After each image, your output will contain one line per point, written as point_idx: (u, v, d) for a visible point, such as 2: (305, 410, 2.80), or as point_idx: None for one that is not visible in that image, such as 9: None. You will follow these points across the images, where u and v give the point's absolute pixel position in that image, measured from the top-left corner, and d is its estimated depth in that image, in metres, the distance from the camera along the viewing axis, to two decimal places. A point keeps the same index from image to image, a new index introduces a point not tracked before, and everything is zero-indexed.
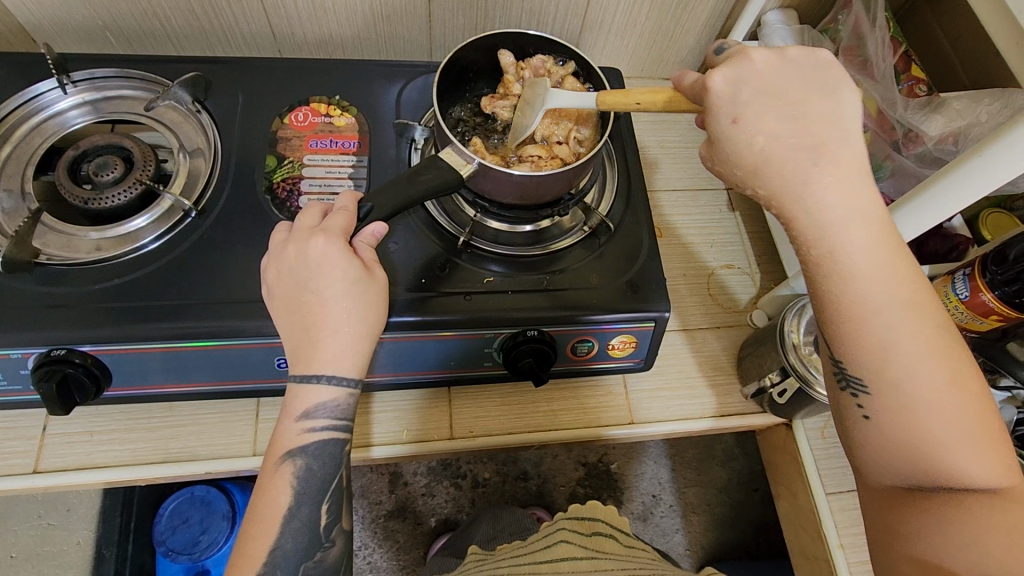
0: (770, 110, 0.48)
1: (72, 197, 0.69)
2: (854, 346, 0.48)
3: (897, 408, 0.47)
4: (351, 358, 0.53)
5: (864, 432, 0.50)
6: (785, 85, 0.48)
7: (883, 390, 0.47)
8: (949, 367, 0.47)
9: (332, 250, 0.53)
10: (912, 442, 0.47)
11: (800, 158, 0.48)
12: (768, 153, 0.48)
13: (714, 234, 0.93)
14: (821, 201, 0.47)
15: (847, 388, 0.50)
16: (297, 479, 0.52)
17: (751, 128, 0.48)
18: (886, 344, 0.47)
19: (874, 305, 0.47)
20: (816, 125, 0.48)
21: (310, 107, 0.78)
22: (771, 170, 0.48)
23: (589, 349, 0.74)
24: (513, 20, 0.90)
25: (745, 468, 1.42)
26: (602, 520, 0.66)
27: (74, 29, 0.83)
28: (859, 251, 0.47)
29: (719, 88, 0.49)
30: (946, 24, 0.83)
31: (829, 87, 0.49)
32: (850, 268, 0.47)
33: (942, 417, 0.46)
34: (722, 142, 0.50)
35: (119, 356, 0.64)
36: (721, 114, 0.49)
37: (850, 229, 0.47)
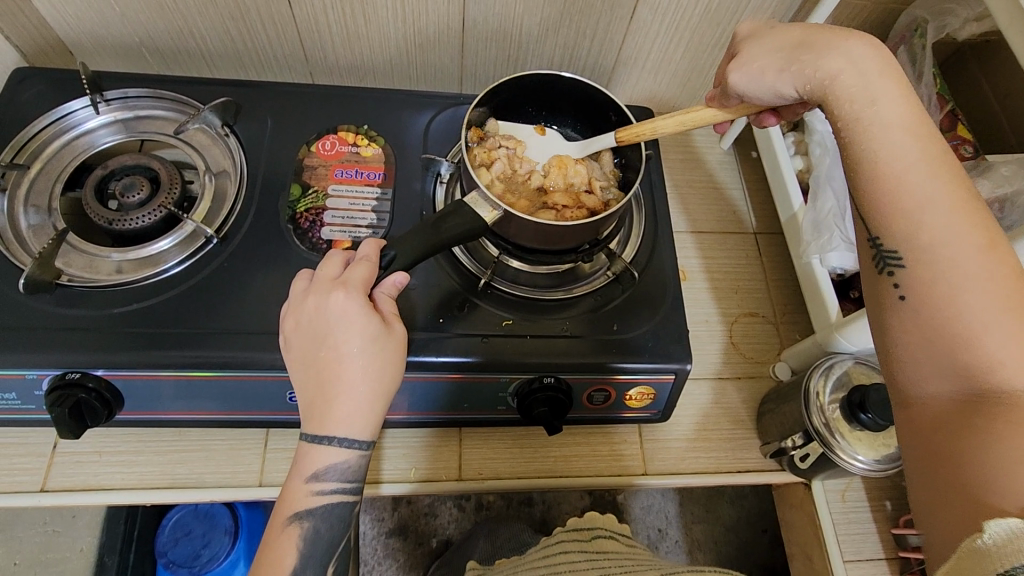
0: (803, 12, 0.57)
1: (97, 217, 0.69)
2: (889, 210, 0.49)
3: (930, 278, 0.46)
4: (365, 419, 0.52)
5: (900, 317, 0.48)
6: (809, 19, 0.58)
7: (915, 258, 0.47)
8: (984, 232, 0.46)
9: (352, 306, 0.52)
10: (945, 316, 0.45)
11: (834, 33, 0.55)
12: (808, 33, 0.56)
13: (739, 280, 0.91)
14: (862, 64, 0.52)
15: (882, 269, 0.49)
16: (303, 542, 0.51)
17: (768, 47, 0.57)
18: (916, 201, 0.47)
19: (902, 168, 0.48)
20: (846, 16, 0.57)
21: (338, 136, 0.78)
22: (816, 47, 0.55)
23: (606, 398, 0.72)
24: (546, 53, 0.89)
25: (755, 508, 1.38)
26: (601, 528, 0.65)
27: (110, 45, 0.83)
28: (892, 108, 0.50)
29: (747, 28, 0.61)
30: (994, 81, 0.80)
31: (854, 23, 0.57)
32: (883, 121, 0.50)
33: (976, 288, 0.44)
34: (765, 36, 0.58)
35: (133, 382, 0.64)
36: (746, 40, 0.60)
37: (885, 84, 0.51)
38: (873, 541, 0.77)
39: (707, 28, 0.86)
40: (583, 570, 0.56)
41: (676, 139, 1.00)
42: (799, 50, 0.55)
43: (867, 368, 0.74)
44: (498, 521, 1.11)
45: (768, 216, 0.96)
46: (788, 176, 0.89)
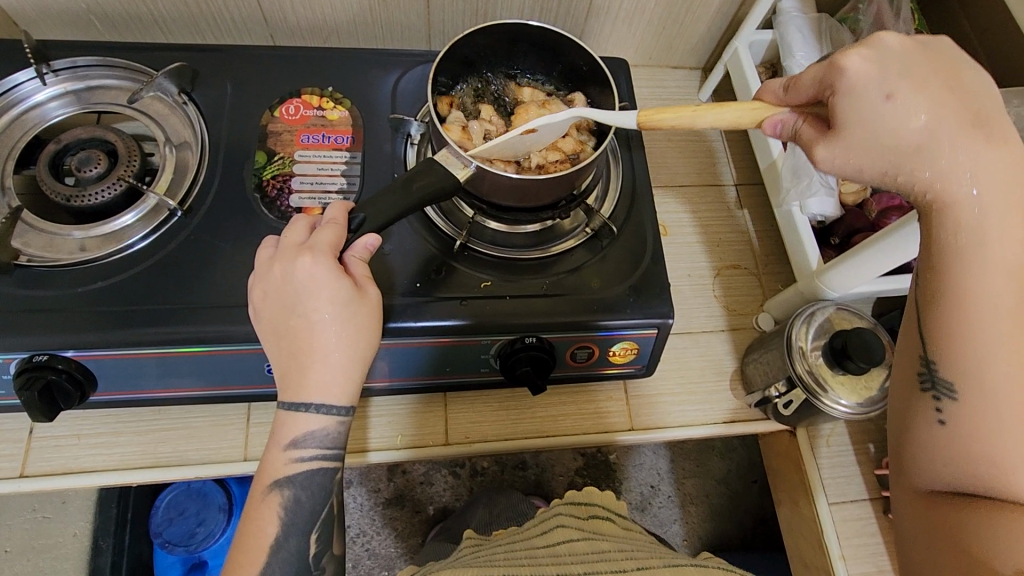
0: (922, 94, 0.46)
1: (54, 193, 0.66)
2: (959, 350, 0.46)
3: (980, 413, 0.46)
4: (341, 384, 0.51)
5: (930, 433, 0.48)
6: (921, 91, 0.46)
7: (971, 394, 0.46)
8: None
9: (319, 270, 0.51)
10: (980, 443, 0.46)
11: (959, 133, 0.46)
12: (930, 131, 0.46)
13: (721, 233, 0.90)
14: (981, 178, 0.46)
15: (930, 391, 0.48)
16: (285, 510, 0.50)
17: (867, 135, 0.47)
18: (990, 350, 0.45)
19: (985, 300, 0.45)
20: (971, 100, 0.47)
21: (302, 99, 0.74)
22: (932, 150, 0.46)
23: (589, 355, 0.71)
24: (516, 6, 0.86)
25: (744, 460, 1.41)
26: (598, 505, 0.66)
27: (55, 13, 0.79)
28: (1000, 245, 0.45)
29: (857, 69, 0.47)
30: (972, 16, 0.79)
31: (968, 99, 0.47)
32: (988, 262, 0.45)
33: (1021, 431, 0.44)
34: (873, 119, 0.47)
35: (104, 361, 0.62)
36: (844, 106, 0.47)
37: (1005, 214, 0.46)
38: (857, 482, 0.78)
39: None
40: (584, 549, 0.57)
41: (654, 92, 0.98)
42: (910, 155, 0.47)
43: (849, 314, 0.74)
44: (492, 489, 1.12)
45: (748, 168, 0.95)
46: None
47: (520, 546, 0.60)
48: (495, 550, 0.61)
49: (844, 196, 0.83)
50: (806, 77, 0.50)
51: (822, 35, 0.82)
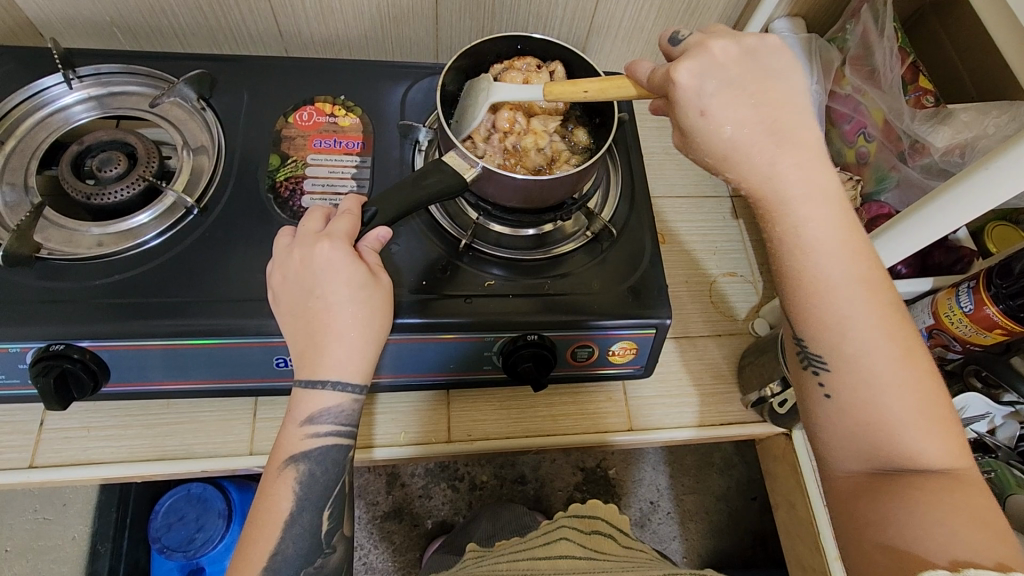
0: (731, 103, 0.51)
1: (75, 192, 0.69)
2: (817, 325, 0.51)
3: (853, 380, 0.51)
4: (357, 363, 0.53)
5: (823, 408, 0.53)
6: (736, 83, 0.51)
7: (841, 366, 0.51)
8: (901, 346, 0.50)
9: (337, 255, 0.53)
10: (861, 410, 0.51)
11: (763, 144, 0.51)
12: (734, 142, 0.51)
13: (718, 241, 0.93)
14: (784, 176, 0.51)
15: (809, 367, 0.54)
16: (299, 484, 0.53)
17: (718, 119, 0.51)
18: (845, 321, 0.50)
19: (832, 284, 0.50)
20: (776, 112, 0.51)
21: (315, 107, 0.78)
22: (738, 159, 0.51)
23: (589, 355, 0.73)
24: (520, 22, 0.90)
25: (744, 476, 1.41)
26: (602, 518, 0.67)
27: (81, 24, 0.83)
28: (821, 230, 0.51)
29: (685, 81, 0.51)
30: (955, 35, 0.83)
31: (780, 84, 0.52)
32: (816, 248, 0.51)
33: (888, 391, 0.50)
34: (692, 133, 0.53)
35: (118, 352, 0.64)
36: (688, 106, 0.52)
37: (810, 206, 0.51)
38: None
39: None
40: (584, 567, 0.58)
41: None
42: (728, 155, 0.52)
43: None
44: (498, 503, 1.11)
45: None
46: None
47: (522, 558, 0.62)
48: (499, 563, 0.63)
49: None
50: (657, 75, 0.54)
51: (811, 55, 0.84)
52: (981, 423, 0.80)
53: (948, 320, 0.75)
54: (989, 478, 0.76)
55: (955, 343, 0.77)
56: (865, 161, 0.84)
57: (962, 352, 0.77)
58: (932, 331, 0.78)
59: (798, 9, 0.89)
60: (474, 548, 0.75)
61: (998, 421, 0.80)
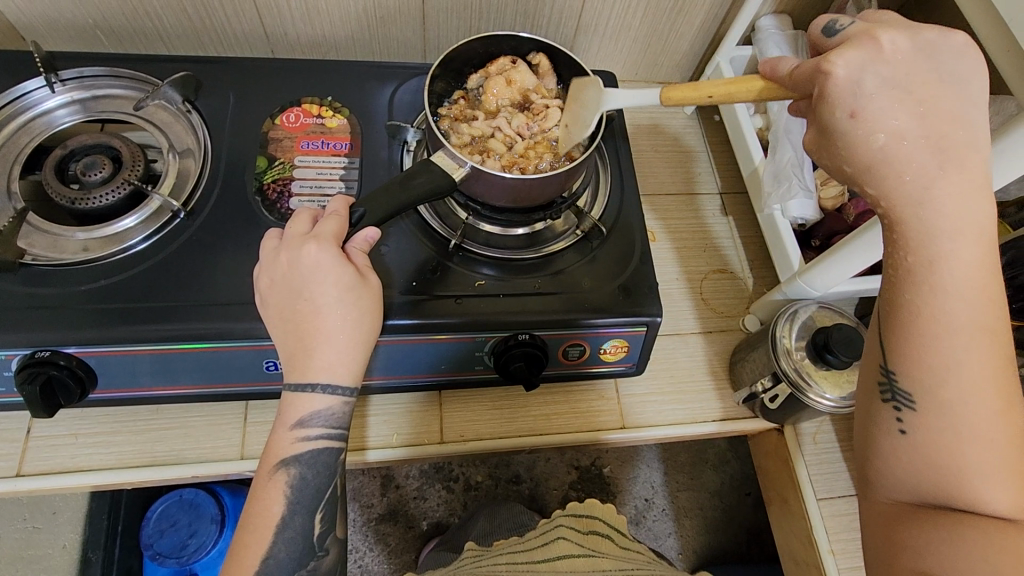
0: (892, 107, 0.46)
1: (58, 196, 0.68)
2: (915, 359, 0.47)
3: (940, 423, 0.47)
4: (347, 366, 0.53)
5: (893, 443, 0.49)
6: (908, 85, 0.46)
7: (930, 406, 0.47)
8: (1002, 400, 0.46)
9: (324, 256, 0.53)
10: (937, 453, 0.47)
11: (924, 157, 0.46)
12: (887, 151, 0.46)
13: (708, 238, 0.93)
14: (933, 198, 0.46)
15: (892, 400, 0.49)
16: (290, 488, 0.52)
17: (872, 124, 0.46)
18: (948, 363, 0.46)
19: (951, 323, 0.46)
20: (942, 125, 0.46)
21: (302, 108, 0.77)
22: (887, 170, 0.47)
23: (581, 353, 0.73)
24: (508, 22, 0.90)
25: (738, 472, 1.41)
26: (600, 517, 0.67)
27: (64, 28, 0.82)
28: (955, 264, 0.46)
29: (840, 78, 0.47)
30: (938, 31, 0.83)
31: (951, 89, 0.47)
32: (943, 281, 0.46)
33: (974, 441, 0.46)
34: (836, 134, 0.48)
35: (104, 358, 0.63)
36: (839, 107, 0.47)
37: (955, 237, 0.46)
38: (843, 479, 0.80)
39: None
40: (583, 569, 0.58)
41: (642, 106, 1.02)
42: (875, 164, 0.47)
43: (831, 312, 0.77)
44: (494, 503, 1.11)
45: (733, 177, 0.98)
46: (749, 137, 0.91)
47: (520, 559, 0.62)
48: (497, 561, 0.64)
49: (823, 200, 0.87)
50: (800, 72, 0.50)
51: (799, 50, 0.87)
52: None
53: None
54: None
55: None
56: None
57: None
58: None
59: (783, 6, 0.90)
60: (472, 547, 0.75)
61: None
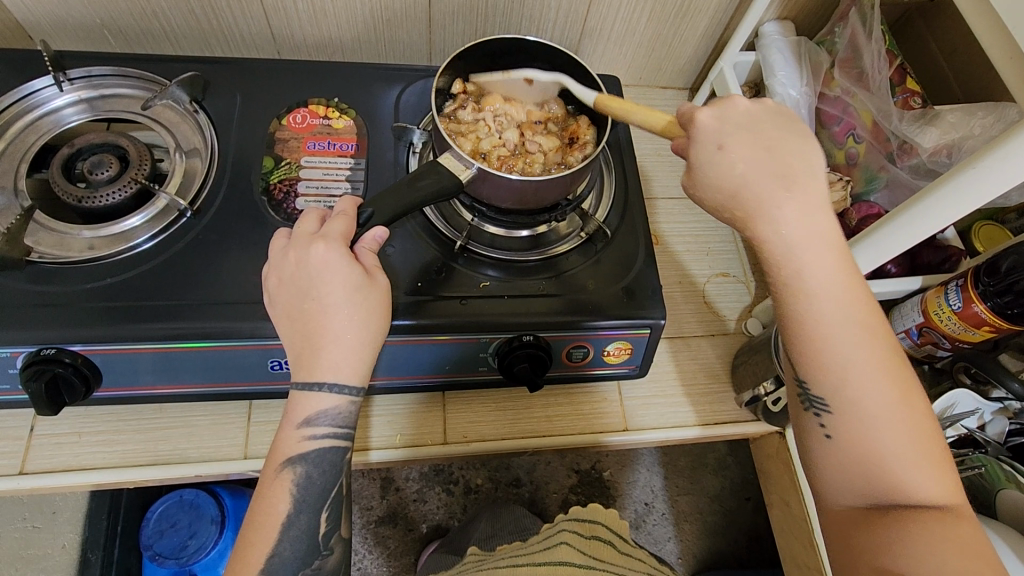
0: (746, 143, 0.51)
1: (65, 194, 0.68)
2: (816, 366, 0.49)
3: (856, 423, 0.48)
4: (354, 366, 0.53)
5: (822, 448, 0.50)
6: (753, 129, 0.51)
7: (843, 408, 0.49)
8: (901, 391, 0.48)
9: (332, 256, 0.53)
10: (861, 452, 0.48)
11: (771, 185, 0.50)
12: (745, 178, 0.50)
13: (711, 242, 0.93)
14: (794, 223, 0.49)
15: (810, 408, 0.51)
16: (296, 486, 0.53)
17: (733, 155, 0.50)
18: (845, 366, 0.48)
19: (835, 326, 0.48)
20: (786, 158, 0.50)
21: (309, 109, 0.78)
22: (749, 198, 0.50)
23: (584, 356, 0.74)
24: (513, 25, 0.90)
25: (737, 477, 1.41)
26: (602, 523, 0.67)
27: (72, 27, 0.82)
28: (822, 277, 0.49)
29: (705, 120, 0.52)
30: (940, 39, 0.84)
31: (792, 131, 0.52)
32: (816, 290, 0.49)
33: (888, 434, 0.48)
34: (704, 168, 0.52)
35: (110, 356, 0.63)
36: (707, 141, 0.51)
37: (814, 252, 0.49)
38: None
39: None
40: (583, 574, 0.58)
41: (645, 110, 1.03)
42: (735, 195, 0.50)
43: None
44: (495, 506, 1.11)
45: None
46: None
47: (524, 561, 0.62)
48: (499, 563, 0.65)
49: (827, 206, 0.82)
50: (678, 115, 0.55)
51: (800, 57, 0.87)
52: (971, 419, 0.80)
53: (937, 318, 0.75)
54: (979, 473, 0.76)
55: (943, 341, 0.77)
56: (855, 161, 0.84)
57: (951, 349, 0.77)
58: (921, 329, 0.78)
59: (786, 13, 0.90)
60: (473, 552, 0.75)
61: (988, 417, 0.80)
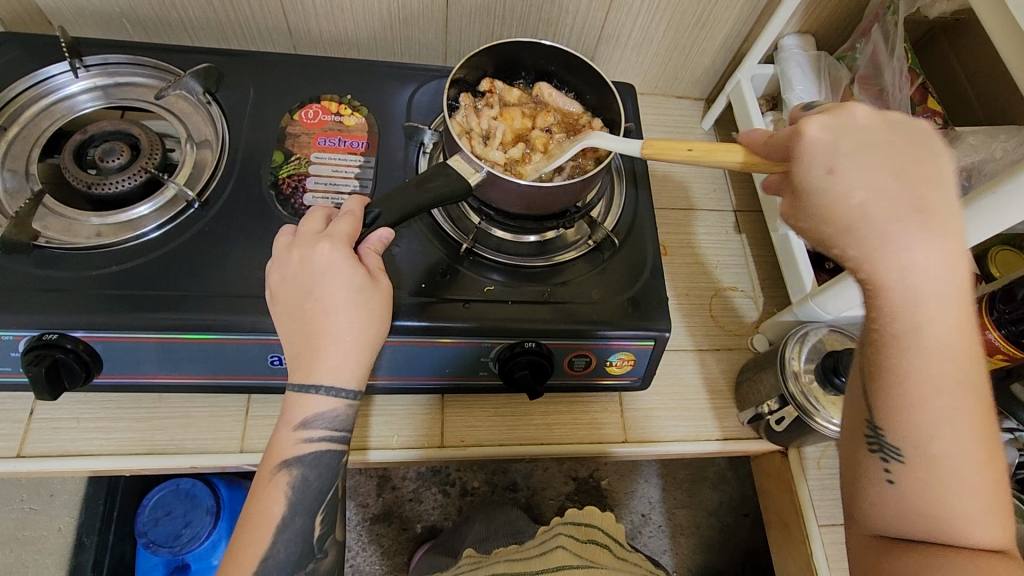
0: (866, 169, 0.43)
1: (76, 180, 0.68)
2: (901, 416, 0.45)
3: (928, 476, 0.45)
4: (352, 369, 0.53)
5: (881, 491, 0.47)
6: (870, 149, 0.44)
7: (918, 458, 0.45)
8: (991, 449, 0.45)
9: (337, 257, 0.53)
10: (930, 503, 0.45)
11: (903, 219, 0.42)
12: (865, 212, 0.43)
13: (720, 255, 0.92)
14: (915, 265, 0.43)
15: (878, 452, 0.47)
16: (292, 489, 0.52)
17: (849, 182, 0.43)
18: (934, 419, 0.44)
19: (935, 380, 0.44)
20: (918, 188, 0.43)
21: (321, 105, 0.78)
22: (869, 231, 0.43)
23: (586, 364, 0.73)
24: (530, 29, 0.90)
25: (736, 492, 1.40)
26: (600, 527, 0.66)
27: (91, 14, 0.83)
28: (942, 329, 0.43)
29: (815, 135, 0.45)
30: (963, 58, 0.82)
31: (918, 151, 0.44)
32: (930, 342, 0.43)
33: (960, 488, 0.44)
34: (811, 195, 0.45)
35: (112, 344, 0.63)
36: (817, 161, 0.44)
37: (937, 304, 0.43)
38: None
39: (687, 6, 0.87)
40: None
41: (660, 119, 1.02)
42: (851, 229, 0.43)
43: (842, 336, 0.75)
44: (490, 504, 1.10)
45: (747, 195, 0.98)
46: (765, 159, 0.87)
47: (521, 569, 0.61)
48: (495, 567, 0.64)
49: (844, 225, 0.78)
50: (777, 139, 0.51)
51: (820, 71, 0.86)
52: None
53: None
54: None
55: None
56: None
57: None
58: None
59: (807, 27, 0.89)
60: (469, 554, 0.75)
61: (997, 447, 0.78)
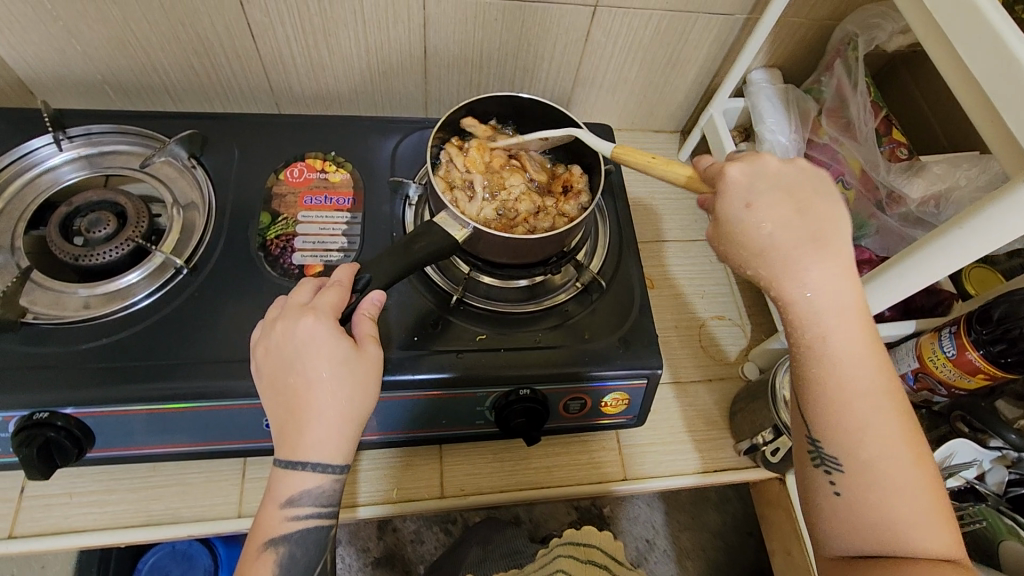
0: (775, 204, 0.51)
1: (62, 253, 0.68)
2: (834, 426, 0.49)
3: (868, 483, 0.48)
4: (337, 443, 0.53)
5: (828, 504, 0.50)
6: (778, 190, 0.51)
7: (855, 466, 0.49)
8: (916, 454, 0.48)
9: (321, 330, 0.54)
10: (871, 511, 0.48)
11: (801, 248, 0.50)
12: (774, 241, 0.50)
13: (705, 284, 0.94)
14: (816, 287, 0.49)
15: (820, 465, 0.51)
16: (279, 568, 0.52)
17: (757, 217, 0.50)
18: (863, 427, 0.48)
19: (856, 391, 0.49)
20: (815, 223, 0.51)
21: (306, 163, 0.79)
22: (774, 257, 0.50)
23: (581, 406, 0.73)
24: (507, 76, 0.93)
25: (739, 511, 1.40)
26: (600, 546, 0.60)
27: (73, 84, 0.84)
28: (849, 341, 0.49)
29: (735, 177, 0.52)
30: (923, 87, 0.86)
31: (813, 194, 0.52)
32: (839, 355, 0.49)
33: (898, 494, 0.48)
34: (731, 226, 0.52)
35: (103, 418, 0.63)
36: (735, 198, 0.51)
37: (840, 319, 0.49)
38: None
39: (657, 48, 0.90)
40: None
41: None
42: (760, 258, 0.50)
43: None
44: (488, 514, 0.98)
45: None
46: None
47: None
48: None
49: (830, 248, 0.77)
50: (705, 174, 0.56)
51: (789, 104, 0.88)
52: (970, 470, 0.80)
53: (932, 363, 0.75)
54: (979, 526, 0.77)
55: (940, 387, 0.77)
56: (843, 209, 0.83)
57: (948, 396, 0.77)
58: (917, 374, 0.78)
59: (774, 61, 0.92)
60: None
61: (987, 466, 0.80)
